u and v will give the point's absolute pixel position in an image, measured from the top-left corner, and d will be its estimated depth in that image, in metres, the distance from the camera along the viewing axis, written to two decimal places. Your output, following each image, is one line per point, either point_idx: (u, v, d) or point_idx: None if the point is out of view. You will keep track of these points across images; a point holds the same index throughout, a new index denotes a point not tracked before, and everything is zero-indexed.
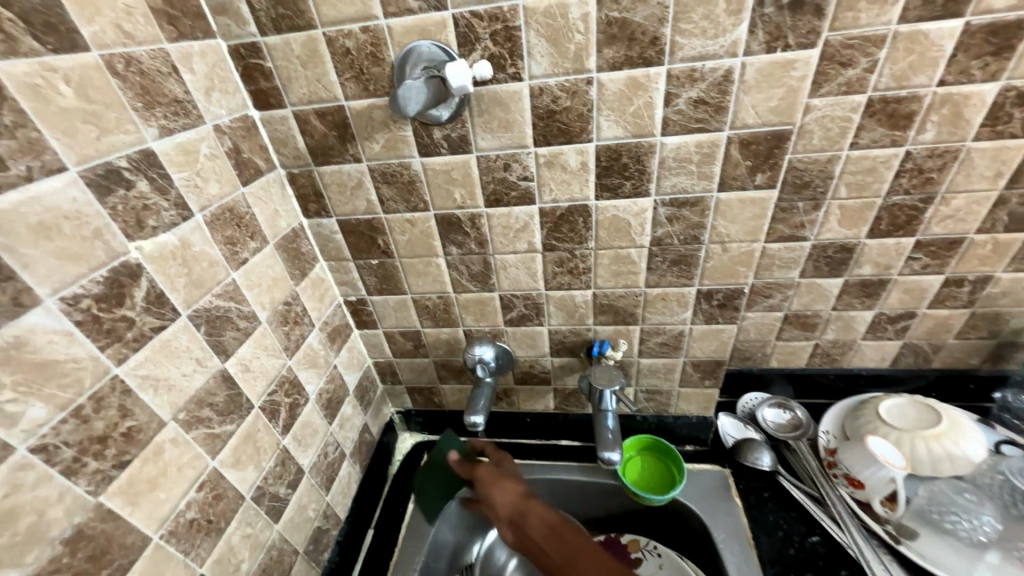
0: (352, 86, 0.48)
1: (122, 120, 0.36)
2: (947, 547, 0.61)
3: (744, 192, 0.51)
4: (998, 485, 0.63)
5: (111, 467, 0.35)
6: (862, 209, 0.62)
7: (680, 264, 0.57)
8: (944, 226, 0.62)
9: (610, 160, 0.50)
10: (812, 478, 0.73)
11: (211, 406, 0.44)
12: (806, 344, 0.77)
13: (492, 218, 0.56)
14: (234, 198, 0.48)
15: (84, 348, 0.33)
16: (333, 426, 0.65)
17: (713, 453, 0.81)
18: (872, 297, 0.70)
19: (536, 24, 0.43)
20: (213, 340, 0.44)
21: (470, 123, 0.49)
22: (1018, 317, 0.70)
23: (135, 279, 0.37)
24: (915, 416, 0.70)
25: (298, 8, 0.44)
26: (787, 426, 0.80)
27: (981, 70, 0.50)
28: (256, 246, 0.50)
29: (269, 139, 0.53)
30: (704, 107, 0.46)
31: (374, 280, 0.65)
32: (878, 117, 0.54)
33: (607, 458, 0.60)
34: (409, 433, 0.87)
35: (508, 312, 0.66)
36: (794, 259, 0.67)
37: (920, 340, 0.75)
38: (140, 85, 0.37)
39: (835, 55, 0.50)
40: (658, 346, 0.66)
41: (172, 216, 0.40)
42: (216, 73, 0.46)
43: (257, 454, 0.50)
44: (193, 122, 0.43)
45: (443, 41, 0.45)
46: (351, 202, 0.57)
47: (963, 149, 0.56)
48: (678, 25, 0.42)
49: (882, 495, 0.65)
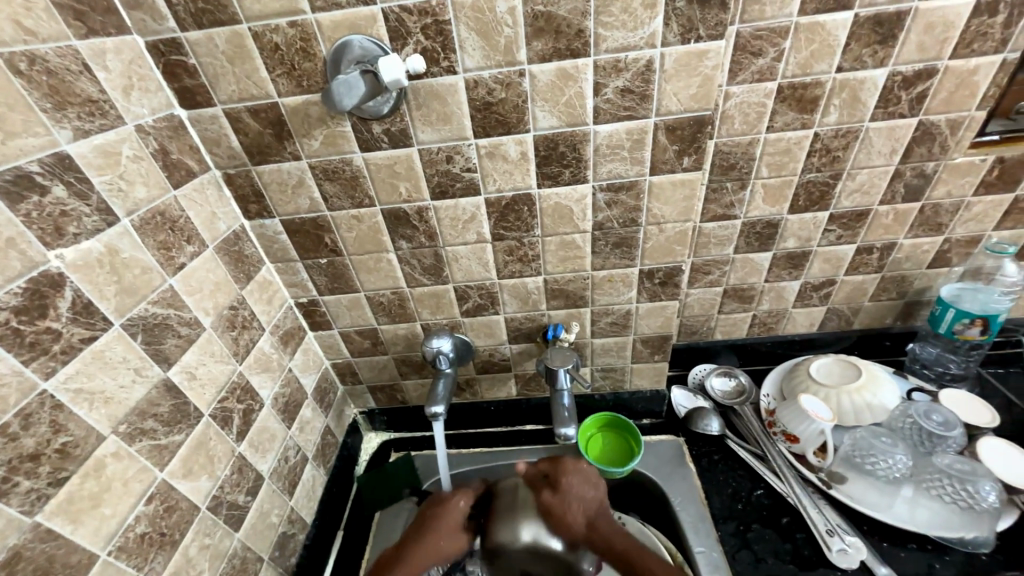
0: (284, 82, 0.47)
1: (30, 123, 0.34)
2: (870, 486, 0.67)
3: (674, 175, 0.54)
4: (909, 428, 0.70)
5: (46, 485, 0.33)
6: (782, 186, 0.67)
7: (622, 246, 0.61)
8: (853, 200, 0.69)
9: (548, 149, 0.52)
10: (755, 437, 0.79)
11: (155, 416, 0.42)
12: (744, 315, 0.84)
13: (439, 211, 0.57)
14: (166, 202, 0.46)
15: (5, 364, 0.31)
16: (292, 430, 0.64)
17: (668, 424, 0.86)
18: (798, 268, 0.77)
19: (465, 17, 0.44)
20: (151, 349, 0.43)
21: (409, 117, 0.50)
22: (920, 278, 0.79)
23: (58, 288, 0.35)
24: (840, 372, 0.78)
25: (219, 2, 0.43)
26: (732, 392, 0.86)
27: (872, 57, 0.56)
28: (193, 249, 0.49)
29: (200, 139, 0.51)
30: (630, 96, 0.48)
31: (325, 280, 0.64)
32: (789, 102, 0.59)
33: (564, 434, 0.62)
34: (375, 432, 0.87)
35: (463, 304, 0.67)
36: (727, 236, 0.72)
37: (841, 304, 0.83)
38: (48, 85, 0.36)
39: (746, 46, 0.55)
40: (609, 325, 0.70)
41: (96, 222, 0.39)
42: (134, 71, 0.44)
43: (210, 463, 0.49)
44: (113, 123, 0.41)
45: (375, 35, 0.45)
46: (294, 201, 0.56)
47: (863, 130, 0.62)
48: (600, 18, 0.44)
49: (814, 446, 0.72)
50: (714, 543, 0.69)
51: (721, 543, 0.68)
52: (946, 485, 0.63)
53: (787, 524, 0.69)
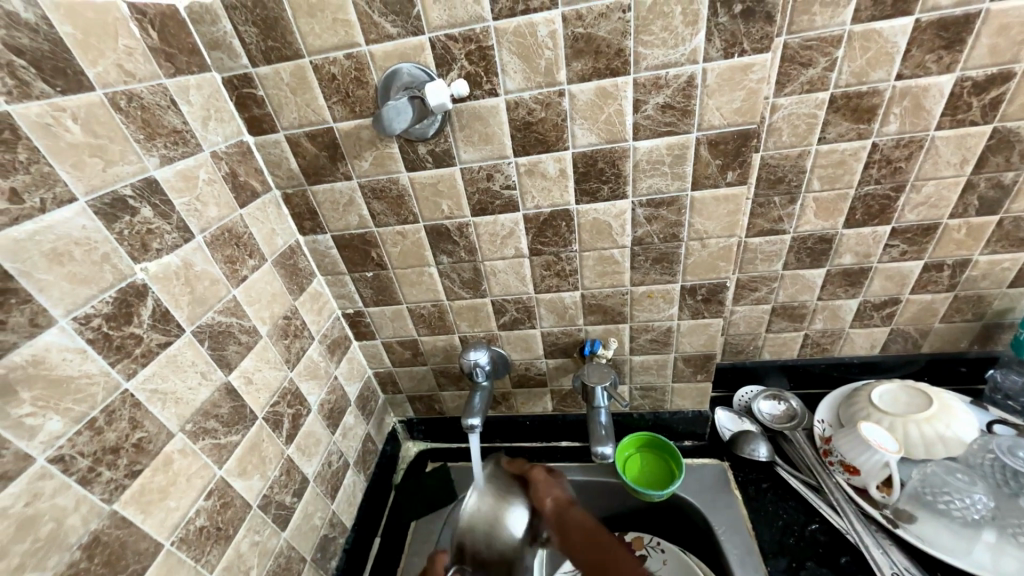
0: (339, 108, 0.51)
1: (126, 152, 0.39)
2: (943, 527, 0.61)
3: (717, 190, 0.53)
4: (990, 465, 0.63)
5: (123, 476, 0.37)
6: (836, 200, 0.64)
7: (661, 262, 0.60)
8: (918, 213, 0.64)
9: (587, 166, 0.53)
10: (810, 467, 0.74)
11: (217, 417, 0.46)
12: (795, 335, 0.79)
13: (479, 227, 0.59)
14: (233, 219, 0.50)
15: (96, 364, 0.35)
16: (336, 436, 0.67)
17: (711, 447, 0.82)
18: (856, 285, 0.72)
19: (507, 43, 0.46)
20: (216, 354, 0.46)
21: (452, 138, 0.52)
22: (1000, 298, 0.72)
23: (142, 298, 0.39)
24: (907, 400, 0.71)
25: (285, 39, 0.47)
26: (782, 416, 0.81)
27: (936, 63, 0.53)
28: (254, 263, 0.53)
29: (264, 162, 0.56)
30: (671, 112, 0.48)
31: (370, 292, 0.67)
32: (843, 112, 0.57)
33: (602, 453, 0.61)
34: (413, 442, 0.89)
35: (500, 317, 0.68)
36: (775, 252, 0.69)
37: (907, 325, 0.76)
38: (141, 119, 0.40)
39: (795, 57, 0.54)
40: (649, 342, 0.68)
41: (174, 238, 0.43)
42: (212, 103, 0.49)
43: (262, 463, 0.52)
44: (192, 150, 0.46)
45: (422, 63, 0.48)
46: (345, 218, 0.60)
47: (928, 139, 0.58)
48: (640, 37, 0.45)
49: (878, 480, 0.65)
50: None
51: None
52: None
53: (847, 564, 0.64)
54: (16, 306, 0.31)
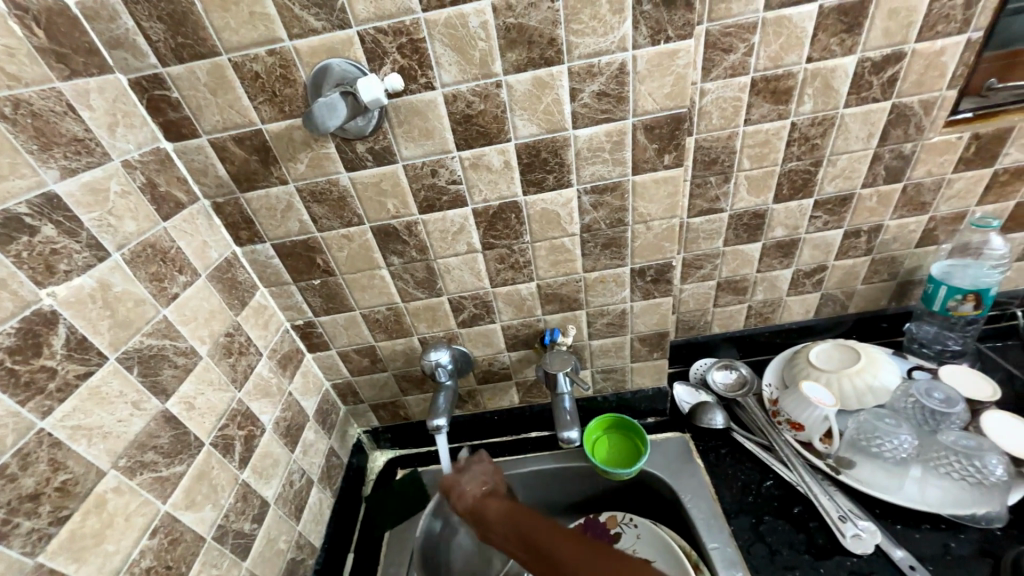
0: (267, 109, 0.48)
1: (17, 165, 0.35)
2: (879, 469, 0.68)
3: (655, 173, 0.55)
4: (912, 407, 0.70)
5: (48, 524, 0.33)
6: (765, 177, 0.68)
7: (611, 246, 0.61)
8: (836, 185, 0.70)
9: (530, 156, 0.53)
10: (761, 428, 0.78)
11: (156, 448, 0.42)
12: (740, 307, 0.84)
13: (428, 224, 0.58)
14: (155, 234, 0.46)
15: (1, 404, 0.31)
16: (296, 454, 0.63)
17: (673, 421, 0.85)
18: (788, 256, 0.78)
19: (439, 35, 0.45)
20: (149, 380, 0.43)
21: (392, 134, 0.51)
22: (910, 258, 0.80)
23: (51, 326, 0.35)
24: (840, 357, 0.78)
25: (198, 36, 0.44)
26: (734, 385, 0.86)
27: (840, 46, 0.58)
28: (186, 279, 0.49)
29: (188, 170, 0.52)
30: (606, 99, 0.49)
31: (320, 300, 0.64)
32: (763, 95, 0.61)
33: (568, 438, 0.62)
34: (380, 451, 0.86)
35: (459, 315, 0.67)
36: (715, 230, 0.73)
37: (835, 289, 0.83)
38: (33, 127, 0.36)
39: (717, 43, 0.57)
40: (605, 326, 0.70)
41: (86, 258, 0.39)
42: (118, 108, 0.44)
43: (213, 492, 0.48)
44: (99, 160, 0.41)
45: (353, 58, 0.46)
46: (284, 225, 0.57)
47: (838, 116, 0.63)
48: (571, 26, 0.45)
49: (820, 433, 0.72)
50: (727, 537, 0.68)
51: (734, 537, 0.68)
52: (952, 462, 0.63)
53: (800, 513, 0.69)
54: None
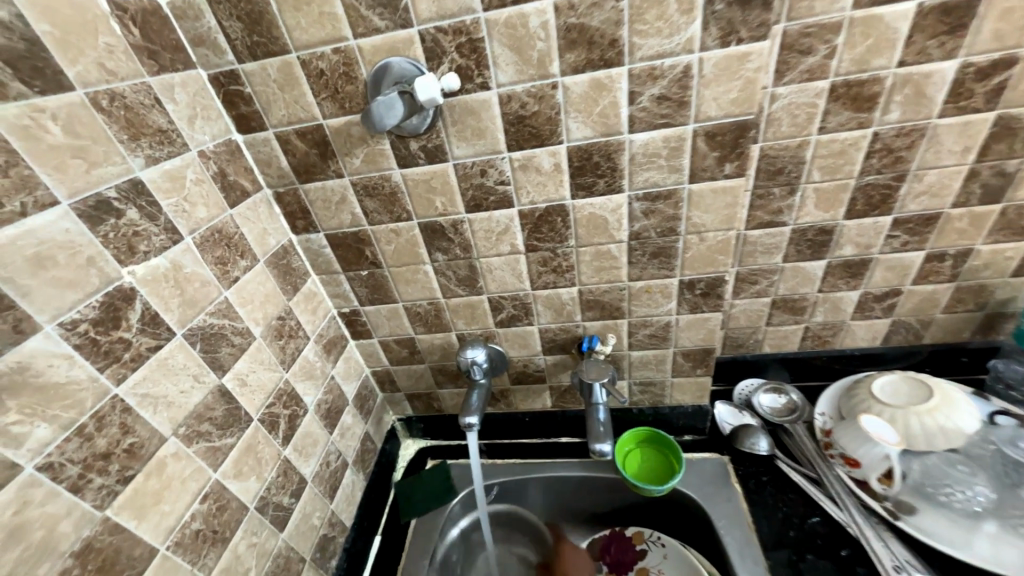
0: (329, 105, 0.50)
1: (109, 153, 0.38)
2: (945, 519, 0.61)
3: (715, 182, 0.52)
4: (991, 456, 0.63)
5: (115, 482, 0.36)
6: (837, 190, 0.63)
7: (660, 256, 0.59)
8: (920, 203, 0.63)
9: (582, 160, 0.52)
10: (810, 460, 0.73)
11: (211, 420, 0.45)
12: (796, 328, 0.79)
13: (474, 223, 0.58)
14: (223, 220, 0.50)
15: (84, 370, 0.35)
16: (334, 435, 0.66)
17: (711, 441, 0.82)
18: (856, 277, 0.72)
19: (498, 35, 0.45)
20: (209, 357, 0.46)
21: (445, 133, 0.51)
22: (1003, 288, 0.71)
23: (130, 301, 0.39)
24: (908, 391, 0.71)
25: (272, 35, 0.46)
26: (782, 410, 0.81)
27: (939, 49, 0.52)
28: (246, 263, 0.52)
29: (254, 161, 0.55)
30: (667, 103, 0.47)
31: (366, 290, 0.67)
32: (843, 101, 0.56)
33: (600, 450, 0.60)
34: (412, 439, 0.89)
35: (497, 314, 0.68)
36: (775, 244, 0.69)
37: (908, 316, 0.76)
38: (125, 118, 0.39)
39: (794, 44, 0.52)
40: (647, 337, 0.68)
41: (163, 240, 0.42)
42: (198, 102, 0.48)
43: (259, 465, 0.52)
44: (178, 149, 0.45)
45: (412, 56, 0.47)
46: (337, 217, 0.59)
47: (930, 127, 0.57)
48: (634, 27, 0.43)
49: (879, 472, 0.65)
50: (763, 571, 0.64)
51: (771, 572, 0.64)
52: None
53: (847, 556, 0.63)
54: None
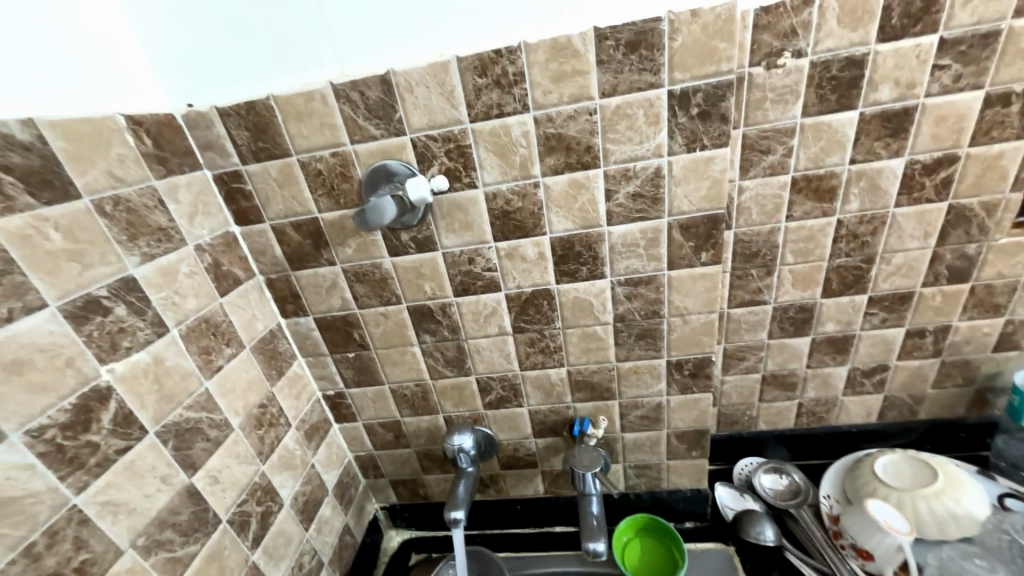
0: (324, 200, 0.53)
1: (105, 254, 0.39)
2: None
3: (693, 269, 0.54)
4: (1007, 548, 0.60)
5: None
6: (811, 271, 0.66)
7: (645, 337, 0.59)
8: (892, 282, 0.66)
9: (565, 249, 0.54)
10: (821, 552, 0.68)
11: (174, 526, 0.42)
12: (789, 404, 0.78)
13: (462, 306, 0.59)
14: (212, 309, 0.50)
15: (43, 481, 0.33)
16: (309, 532, 0.62)
17: (714, 529, 0.77)
18: (842, 352, 0.72)
19: (484, 142, 0.49)
20: (180, 454, 0.44)
21: (434, 225, 0.54)
22: (987, 363, 0.72)
23: (104, 401, 0.38)
24: (911, 472, 0.68)
25: (275, 141, 0.50)
26: (785, 492, 0.77)
27: (885, 149, 0.57)
28: (231, 351, 0.52)
29: (249, 250, 0.57)
30: (642, 199, 0.51)
31: (352, 372, 0.66)
32: (806, 193, 0.60)
33: (594, 549, 0.57)
34: (396, 530, 0.83)
35: (485, 395, 0.66)
36: (758, 321, 0.70)
37: (899, 392, 0.76)
38: (126, 220, 0.41)
39: (754, 145, 0.58)
40: (639, 419, 0.66)
41: (147, 334, 0.42)
42: (200, 199, 0.50)
43: (222, 575, 0.47)
44: (175, 245, 0.46)
45: (405, 159, 0.50)
46: (327, 301, 0.60)
47: (889, 215, 0.61)
48: (607, 135, 0.48)
49: (894, 565, 0.62)
50: None
51: None
52: None
53: None
54: None
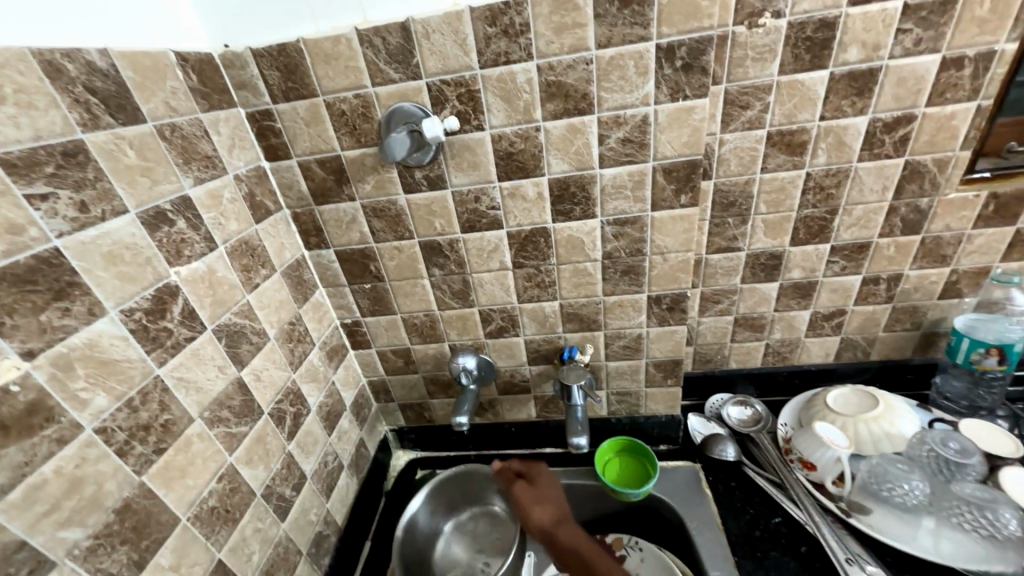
0: (347, 139, 0.59)
1: (168, 173, 0.46)
2: (891, 514, 0.68)
3: (673, 211, 0.62)
4: (928, 457, 0.69)
5: (151, 452, 0.42)
6: (781, 221, 0.73)
7: (630, 273, 0.67)
8: (852, 233, 0.74)
9: (561, 190, 0.61)
10: (773, 466, 0.79)
11: (229, 408, 0.51)
12: (757, 344, 0.87)
13: (468, 242, 0.66)
14: (249, 233, 0.57)
15: (136, 351, 0.41)
16: (332, 437, 0.71)
17: (684, 450, 0.88)
18: (806, 297, 0.81)
19: (492, 87, 0.55)
20: (231, 351, 0.52)
21: (445, 165, 0.60)
22: (933, 309, 0.81)
23: (174, 297, 0.45)
24: (858, 401, 0.78)
25: (303, 82, 0.56)
26: (749, 420, 0.88)
27: (851, 107, 0.63)
28: (266, 272, 0.59)
29: (277, 185, 0.63)
30: (630, 144, 0.57)
31: (368, 302, 0.74)
32: (779, 146, 0.67)
33: (577, 444, 0.66)
34: (403, 450, 0.93)
35: (487, 325, 0.75)
36: (733, 267, 0.78)
37: (854, 334, 0.85)
38: (181, 146, 0.48)
39: (735, 100, 0.64)
40: (622, 348, 0.75)
41: (202, 247, 0.49)
42: (236, 134, 0.56)
43: (266, 455, 0.56)
44: (219, 173, 0.53)
45: (420, 102, 0.56)
46: (347, 235, 0.67)
47: (852, 169, 0.68)
48: (602, 84, 0.54)
49: (833, 475, 0.72)
50: (731, 568, 0.69)
51: (737, 569, 0.69)
52: (965, 513, 0.62)
53: (806, 553, 0.69)
54: (78, 297, 0.37)
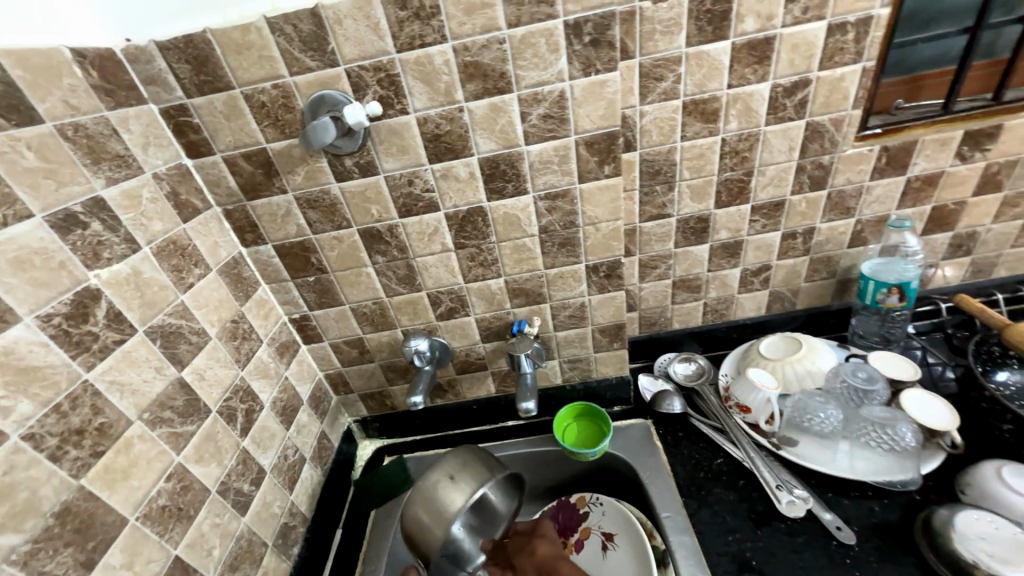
0: (271, 131, 0.59)
1: (75, 174, 0.45)
2: (815, 442, 0.75)
3: (599, 182, 0.65)
4: (842, 388, 0.77)
5: (88, 455, 0.42)
6: (704, 185, 0.78)
7: (566, 245, 0.71)
8: (768, 192, 0.80)
9: (491, 168, 0.63)
10: (715, 414, 0.86)
11: (172, 408, 0.51)
12: (696, 304, 0.93)
13: (407, 226, 0.68)
14: (176, 233, 0.56)
15: (59, 357, 0.40)
16: (290, 432, 0.72)
17: (637, 409, 0.93)
18: (734, 256, 0.87)
19: (410, 70, 0.56)
20: (168, 352, 0.52)
21: (374, 151, 0.61)
22: (845, 257, 0.89)
23: (96, 300, 0.44)
24: (784, 347, 0.86)
25: (217, 74, 0.55)
26: (694, 375, 0.95)
27: (754, 74, 0.68)
28: (200, 272, 0.59)
29: (203, 182, 0.62)
30: (551, 120, 0.60)
31: (314, 295, 0.74)
32: (694, 115, 0.71)
33: (526, 408, 0.70)
34: (369, 440, 0.94)
35: (437, 308, 0.76)
36: (665, 233, 0.83)
37: (780, 287, 0.92)
38: (87, 145, 0.46)
39: (650, 73, 0.67)
40: (568, 318, 0.79)
41: (123, 249, 0.49)
42: (150, 131, 0.55)
43: (218, 453, 0.57)
44: (135, 172, 0.52)
45: (341, 89, 0.56)
46: (284, 228, 0.67)
47: (761, 133, 0.73)
48: (517, 63, 0.56)
49: (765, 414, 0.79)
50: (679, 508, 0.75)
51: (685, 507, 0.75)
52: (873, 432, 0.70)
53: (744, 485, 0.76)
54: None
